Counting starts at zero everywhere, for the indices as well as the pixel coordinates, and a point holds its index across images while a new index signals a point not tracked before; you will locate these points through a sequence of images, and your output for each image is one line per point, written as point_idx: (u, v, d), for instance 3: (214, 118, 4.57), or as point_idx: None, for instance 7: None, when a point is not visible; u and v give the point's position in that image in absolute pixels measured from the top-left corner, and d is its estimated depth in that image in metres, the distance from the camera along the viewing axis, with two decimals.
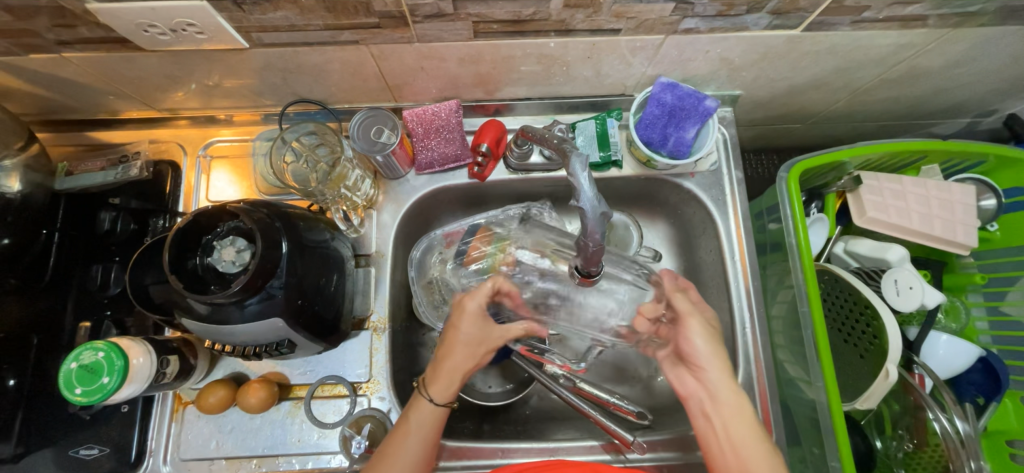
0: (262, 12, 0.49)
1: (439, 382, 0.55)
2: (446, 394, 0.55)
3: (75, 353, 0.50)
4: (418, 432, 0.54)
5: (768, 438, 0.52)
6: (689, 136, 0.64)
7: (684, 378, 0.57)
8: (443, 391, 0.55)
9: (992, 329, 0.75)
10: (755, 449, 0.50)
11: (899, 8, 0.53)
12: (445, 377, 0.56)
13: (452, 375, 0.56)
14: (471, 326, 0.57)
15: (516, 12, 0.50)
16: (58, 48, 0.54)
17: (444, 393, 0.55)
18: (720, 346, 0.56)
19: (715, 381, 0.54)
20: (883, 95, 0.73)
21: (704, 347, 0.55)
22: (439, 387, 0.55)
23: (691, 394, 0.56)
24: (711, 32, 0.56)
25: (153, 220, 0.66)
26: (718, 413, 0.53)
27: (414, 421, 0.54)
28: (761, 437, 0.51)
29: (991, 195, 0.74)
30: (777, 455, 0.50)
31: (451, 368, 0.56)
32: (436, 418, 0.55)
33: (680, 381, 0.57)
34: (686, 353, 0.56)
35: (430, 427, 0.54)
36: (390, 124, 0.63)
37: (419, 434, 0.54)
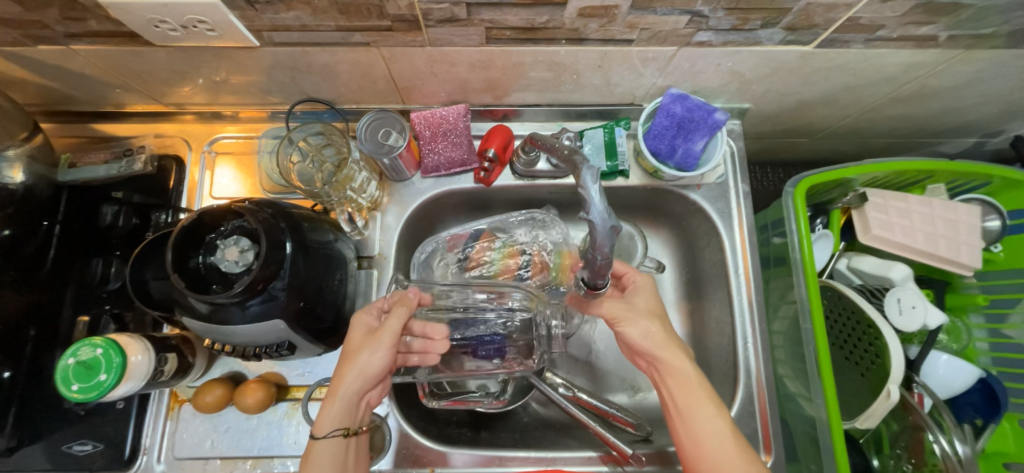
0: (274, 11, 0.48)
1: (327, 408, 0.52)
2: (332, 422, 0.51)
3: (74, 348, 0.50)
4: (320, 467, 0.50)
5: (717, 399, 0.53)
6: (697, 148, 0.64)
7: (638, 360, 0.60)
8: (324, 423, 0.51)
9: (993, 350, 0.75)
10: (704, 412, 0.52)
11: (914, 28, 0.53)
12: (330, 404, 0.52)
13: (337, 397, 0.52)
14: (351, 343, 0.54)
15: (530, 19, 0.50)
16: (67, 40, 0.53)
17: (334, 417, 0.51)
18: (657, 320, 0.58)
19: (662, 353, 0.56)
20: (891, 113, 0.73)
21: (636, 328, 0.57)
22: (325, 414, 0.51)
23: (648, 368, 0.59)
24: (724, 46, 0.55)
25: (154, 214, 0.66)
26: (666, 385, 0.56)
27: (312, 455, 0.50)
28: (703, 396, 0.53)
29: (995, 216, 0.74)
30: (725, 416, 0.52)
31: (331, 390, 0.52)
32: (334, 448, 0.51)
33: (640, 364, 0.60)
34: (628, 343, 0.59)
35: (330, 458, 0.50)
36: (398, 127, 0.63)
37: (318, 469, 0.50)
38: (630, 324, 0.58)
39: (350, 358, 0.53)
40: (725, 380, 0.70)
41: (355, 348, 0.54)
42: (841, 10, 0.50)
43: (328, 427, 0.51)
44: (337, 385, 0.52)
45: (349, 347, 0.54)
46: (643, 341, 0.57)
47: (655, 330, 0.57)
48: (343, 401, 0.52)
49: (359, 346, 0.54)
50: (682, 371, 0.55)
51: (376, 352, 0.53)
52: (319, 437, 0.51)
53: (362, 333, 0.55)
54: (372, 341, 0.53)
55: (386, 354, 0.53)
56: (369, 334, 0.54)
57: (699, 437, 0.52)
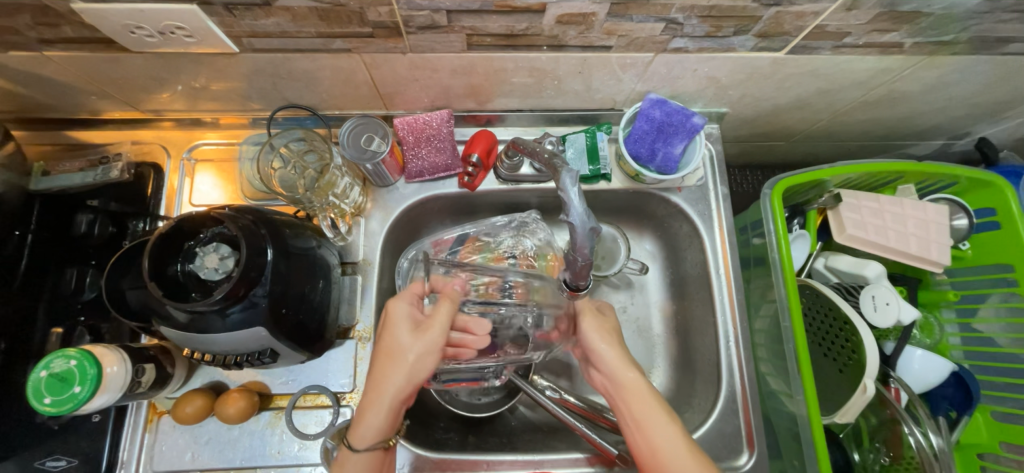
0: (254, 18, 0.48)
1: (370, 413, 0.51)
2: (370, 435, 0.51)
3: (46, 360, 0.48)
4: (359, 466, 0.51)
5: (672, 411, 0.53)
6: (676, 152, 0.65)
7: (594, 374, 0.60)
8: (364, 431, 0.51)
9: (965, 344, 0.77)
10: (661, 431, 0.51)
11: (878, 35, 0.55)
12: (368, 414, 0.51)
13: (378, 404, 0.51)
14: (395, 343, 0.52)
15: (509, 26, 0.51)
16: (40, 46, 0.52)
17: (374, 427, 0.51)
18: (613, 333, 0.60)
19: (617, 369, 0.56)
20: (861, 116, 0.75)
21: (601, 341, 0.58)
22: (367, 420, 0.51)
23: (601, 384, 0.59)
24: (699, 52, 0.57)
25: (131, 223, 0.65)
26: (622, 399, 0.55)
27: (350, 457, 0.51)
28: (658, 410, 0.53)
29: (963, 215, 0.76)
30: (677, 424, 0.52)
31: (377, 396, 0.51)
32: (372, 458, 0.51)
33: (595, 378, 0.60)
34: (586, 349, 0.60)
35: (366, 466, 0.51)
36: (381, 132, 0.63)
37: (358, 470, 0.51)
38: (590, 330, 0.59)
39: (396, 361, 0.51)
40: (709, 380, 0.71)
41: (400, 350, 0.52)
42: (809, 18, 0.51)
43: (372, 433, 0.51)
44: (384, 391, 0.51)
45: (393, 349, 0.52)
46: (603, 355, 0.58)
47: (611, 349, 0.58)
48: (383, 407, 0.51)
49: (406, 346, 0.52)
50: (638, 390, 0.54)
51: (428, 356, 0.52)
52: (360, 441, 0.51)
53: (407, 331, 0.53)
54: (419, 347, 0.52)
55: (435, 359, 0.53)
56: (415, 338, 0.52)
57: (658, 446, 0.50)
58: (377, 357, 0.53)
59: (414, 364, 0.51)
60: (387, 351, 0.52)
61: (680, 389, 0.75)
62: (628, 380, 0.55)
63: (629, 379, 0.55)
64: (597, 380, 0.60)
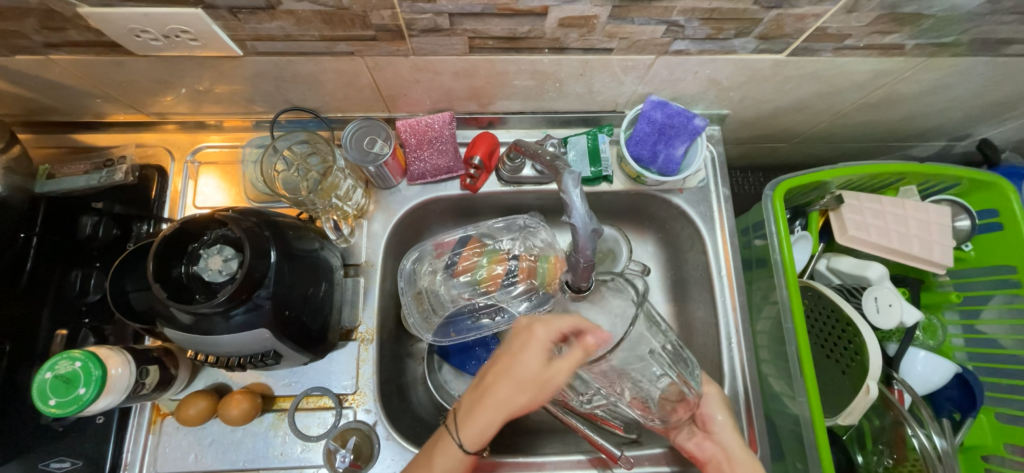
0: (258, 21, 0.49)
1: (481, 417, 0.48)
2: (476, 441, 0.49)
3: (51, 362, 0.49)
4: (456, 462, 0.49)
5: None
6: (678, 154, 0.65)
7: (701, 441, 0.60)
8: (474, 431, 0.49)
9: (968, 346, 0.77)
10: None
11: (879, 37, 0.55)
12: (479, 421, 0.49)
13: (492, 414, 0.49)
14: (524, 368, 0.50)
15: (511, 29, 0.51)
16: (46, 50, 0.53)
17: (482, 432, 0.49)
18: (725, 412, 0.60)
19: (728, 439, 0.58)
20: (862, 118, 0.75)
21: (722, 413, 0.59)
22: (474, 423, 0.48)
23: (707, 456, 0.59)
24: (700, 54, 0.57)
25: (136, 225, 0.65)
26: (732, 471, 0.57)
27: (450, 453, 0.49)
28: None
29: (965, 215, 0.77)
30: None
31: (496, 407, 0.49)
32: (462, 464, 0.49)
33: (700, 447, 0.60)
34: (703, 417, 0.60)
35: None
36: (383, 134, 0.63)
37: (450, 468, 0.49)
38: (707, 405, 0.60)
39: (535, 384, 0.49)
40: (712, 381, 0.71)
41: (530, 376, 0.49)
42: (811, 20, 0.52)
43: (474, 440, 0.49)
44: (503, 400, 0.49)
45: (527, 366, 0.49)
46: (720, 428, 0.59)
47: (728, 424, 0.59)
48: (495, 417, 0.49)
49: (541, 376, 0.50)
50: (755, 471, 0.56)
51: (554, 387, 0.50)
52: (463, 439, 0.49)
53: (540, 359, 0.50)
54: (549, 381, 0.50)
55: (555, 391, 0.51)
56: (545, 370, 0.50)
57: None
58: (506, 369, 0.50)
59: (533, 394, 0.49)
60: (513, 375, 0.49)
61: None
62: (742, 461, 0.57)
63: (740, 453, 0.57)
64: (695, 447, 0.60)
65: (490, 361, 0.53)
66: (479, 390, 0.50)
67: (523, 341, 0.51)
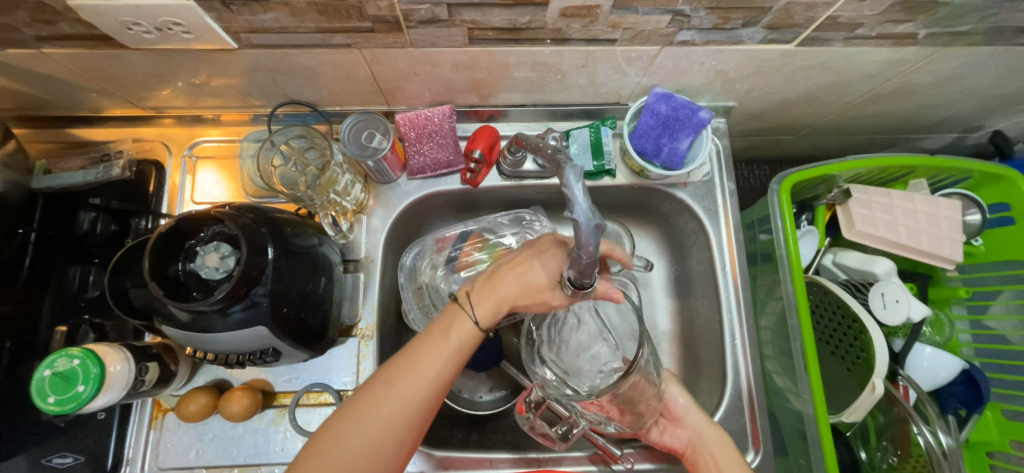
0: (252, 13, 0.48)
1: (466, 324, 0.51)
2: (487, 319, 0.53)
3: (49, 360, 0.49)
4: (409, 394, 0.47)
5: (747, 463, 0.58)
6: (683, 147, 0.64)
7: (671, 430, 0.62)
8: (489, 309, 0.53)
9: (975, 342, 0.76)
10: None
11: (892, 26, 0.54)
12: (492, 300, 0.53)
13: (500, 298, 0.53)
14: (536, 267, 0.54)
15: (512, 20, 0.50)
16: (37, 43, 0.52)
17: (490, 311, 0.53)
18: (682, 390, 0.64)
19: (694, 421, 0.61)
20: (871, 109, 0.74)
21: (683, 398, 0.63)
22: (485, 305, 0.52)
23: (680, 442, 0.61)
24: (707, 44, 0.56)
25: (134, 221, 0.65)
26: (706, 450, 0.59)
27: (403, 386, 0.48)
28: (731, 456, 0.58)
29: (976, 209, 0.75)
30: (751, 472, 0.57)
31: (508, 292, 0.53)
32: (470, 337, 0.52)
33: (674, 437, 0.62)
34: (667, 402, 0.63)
35: (465, 345, 0.51)
36: (382, 128, 0.62)
37: (457, 338, 0.51)
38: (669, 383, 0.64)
39: (541, 287, 0.53)
40: (714, 377, 0.70)
41: (540, 274, 0.54)
42: (821, 9, 0.50)
43: (428, 376, 0.48)
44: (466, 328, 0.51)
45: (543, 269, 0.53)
46: (685, 414, 0.62)
47: (690, 406, 0.62)
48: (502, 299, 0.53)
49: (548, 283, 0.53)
50: (723, 447, 0.59)
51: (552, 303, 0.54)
52: (475, 319, 0.52)
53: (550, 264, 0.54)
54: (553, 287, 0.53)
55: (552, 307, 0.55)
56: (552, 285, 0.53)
57: None
58: (519, 264, 0.55)
59: (538, 293, 0.53)
60: (527, 273, 0.54)
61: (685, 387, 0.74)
62: (709, 437, 0.60)
63: (709, 432, 0.60)
64: (669, 438, 0.62)
65: (501, 261, 0.57)
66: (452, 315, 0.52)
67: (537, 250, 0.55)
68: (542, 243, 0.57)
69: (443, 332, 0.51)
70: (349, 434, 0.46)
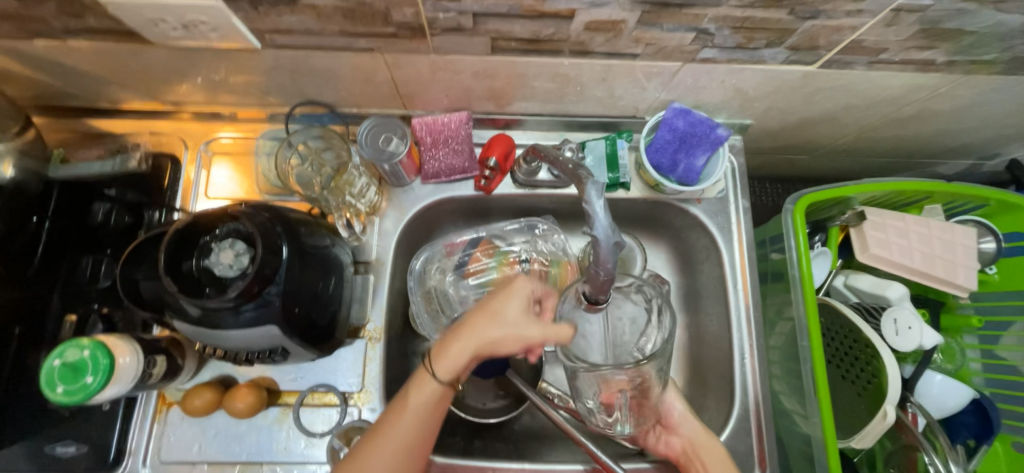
0: (278, 14, 0.48)
1: (428, 389, 0.51)
2: (452, 371, 0.52)
3: (60, 349, 0.49)
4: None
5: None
6: (699, 163, 0.64)
7: (667, 439, 0.62)
8: (450, 365, 0.52)
9: (986, 371, 0.75)
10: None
11: (916, 52, 0.53)
12: (455, 351, 0.52)
13: (462, 348, 0.52)
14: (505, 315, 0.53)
15: (535, 31, 0.50)
16: (64, 35, 0.52)
17: (456, 358, 0.52)
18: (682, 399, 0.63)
19: (688, 430, 0.61)
20: (890, 132, 0.73)
21: (681, 407, 0.62)
22: (446, 364, 0.52)
23: (676, 450, 0.62)
24: (729, 63, 0.55)
25: (147, 213, 0.65)
26: (699, 459, 0.59)
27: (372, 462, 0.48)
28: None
29: (991, 237, 0.74)
30: None
31: (470, 340, 0.52)
32: (436, 396, 0.51)
33: (668, 445, 0.62)
34: (665, 413, 0.62)
35: (429, 409, 0.51)
36: (399, 132, 0.62)
37: (424, 401, 0.51)
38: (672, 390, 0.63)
39: (496, 318, 0.52)
40: (721, 395, 0.69)
41: (511, 322, 0.52)
42: (846, 32, 0.50)
43: (398, 446, 0.49)
44: (428, 400, 0.51)
45: (509, 314, 0.53)
46: (681, 423, 0.61)
47: (684, 411, 0.62)
48: (463, 348, 0.52)
49: (512, 318, 0.52)
50: (718, 457, 0.58)
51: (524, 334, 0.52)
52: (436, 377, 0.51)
53: (519, 308, 0.53)
54: (524, 332, 0.52)
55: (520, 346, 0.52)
56: (523, 321, 0.53)
57: None
58: (486, 312, 0.53)
59: (509, 341, 0.52)
60: (495, 327, 0.52)
61: (691, 404, 0.73)
62: (706, 436, 0.60)
63: (707, 436, 0.60)
64: (663, 446, 0.62)
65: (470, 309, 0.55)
66: (415, 381, 0.52)
67: (504, 291, 0.54)
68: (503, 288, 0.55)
69: (408, 400, 0.51)
70: None
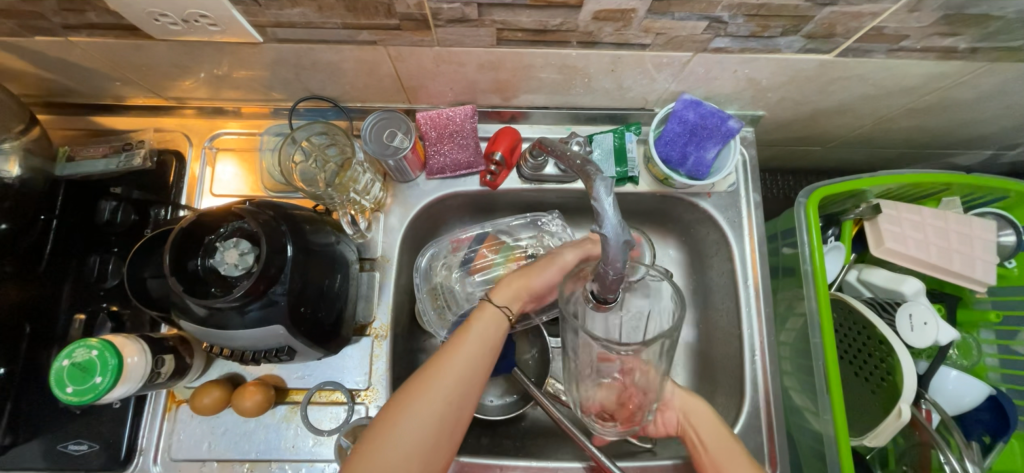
0: (279, 8, 0.47)
1: (488, 315, 0.57)
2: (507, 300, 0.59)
3: (68, 349, 0.49)
4: (444, 390, 0.50)
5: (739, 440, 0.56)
6: (709, 156, 0.63)
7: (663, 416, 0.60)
8: (508, 293, 0.59)
9: (1003, 367, 0.74)
10: (728, 449, 0.55)
11: (939, 39, 0.51)
12: (513, 287, 0.60)
13: (517, 285, 0.60)
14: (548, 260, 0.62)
15: (542, 21, 0.48)
16: (65, 32, 0.52)
17: (510, 292, 0.59)
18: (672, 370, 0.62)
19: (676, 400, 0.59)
20: (907, 123, 0.71)
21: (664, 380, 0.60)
22: (504, 293, 0.59)
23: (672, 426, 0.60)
24: (742, 52, 0.54)
25: (153, 211, 0.65)
26: (695, 429, 0.58)
27: (437, 380, 0.51)
28: (728, 438, 0.56)
29: (1011, 230, 0.73)
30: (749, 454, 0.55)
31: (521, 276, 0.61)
32: (495, 322, 0.57)
33: (663, 422, 0.61)
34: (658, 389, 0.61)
35: (489, 332, 0.56)
36: (404, 127, 0.61)
37: (485, 325, 0.56)
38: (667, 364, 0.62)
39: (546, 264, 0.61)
40: (731, 391, 0.68)
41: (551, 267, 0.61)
42: (866, 19, 0.48)
43: (462, 364, 0.52)
44: (489, 326, 0.56)
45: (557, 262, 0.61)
46: (672, 398, 0.60)
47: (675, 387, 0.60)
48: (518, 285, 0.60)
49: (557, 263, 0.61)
50: (709, 419, 0.57)
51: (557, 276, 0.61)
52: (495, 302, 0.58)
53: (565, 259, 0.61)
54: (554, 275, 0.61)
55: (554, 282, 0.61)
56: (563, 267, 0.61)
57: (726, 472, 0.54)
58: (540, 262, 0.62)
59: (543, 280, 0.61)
60: (539, 271, 0.61)
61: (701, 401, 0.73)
62: (693, 402, 0.59)
63: (694, 404, 0.58)
64: (661, 426, 0.61)
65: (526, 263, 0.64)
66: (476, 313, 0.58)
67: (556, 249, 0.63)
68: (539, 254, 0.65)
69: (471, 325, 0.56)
70: (402, 421, 0.48)
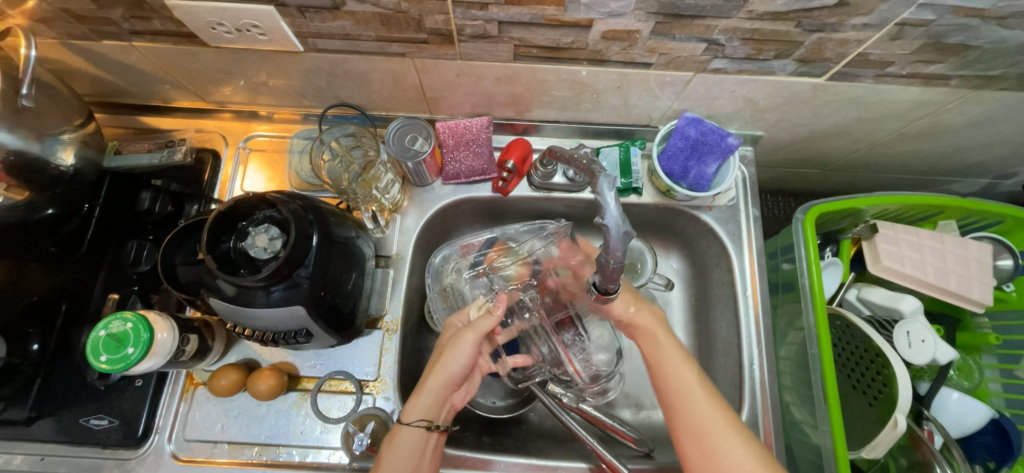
0: (322, 20, 0.53)
1: (409, 435, 0.56)
2: (422, 412, 0.57)
3: (105, 321, 0.52)
4: None
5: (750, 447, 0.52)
6: (710, 171, 0.66)
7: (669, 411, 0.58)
8: (419, 408, 0.57)
9: (1006, 391, 0.74)
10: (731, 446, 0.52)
11: (923, 66, 0.55)
12: (422, 395, 0.57)
13: (427, 393, 0.58)
14: (459, 340, 0.60)
15: (555, 39, 0.54)
16: (130, 37, 0.58)
17: (421, 406, 0.57)
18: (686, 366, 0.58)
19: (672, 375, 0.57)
20: (902, 148, 0.74)
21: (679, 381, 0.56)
22: (415, 409, 0.57)
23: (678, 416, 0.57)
24: (738, 73, 0.58)
25: (188, 205, 0.70)
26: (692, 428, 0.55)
27: None
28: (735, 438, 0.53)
29: (1008, 255, 0.74)
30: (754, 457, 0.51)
31: (432, 377, 0.59)
32: (419, 439, 0.56)
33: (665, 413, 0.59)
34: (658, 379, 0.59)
35: (416, 448, 0.56)
36: (424, 133, 0.66)
37: (408, 448, 0.55)
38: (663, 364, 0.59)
39: (456, 343, 0.60)
40: (731, 401, 0.69)
41: (454, 354, 0.59)
42: (852, 45, 0.52)
43: None
44: (412, 445, 0.55)
45: (463, 342, 0.60)
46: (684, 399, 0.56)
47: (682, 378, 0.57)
48: (430, 392, 0.58)
49: (450, 346, 0.60)
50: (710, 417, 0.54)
51: (460, 350, 0.60)
52: (414, 422, 0.56)
53: (477, 331, 0.60)
54: (451, 368, 0.59)
55: (466, 354, 0.60)
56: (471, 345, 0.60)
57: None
58: (443, 353, 0.60)
59: (452, 363, 0.59)
60: (447, 356, 0.60)
61: None
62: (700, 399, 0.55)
63: (708, 417, 0.54)
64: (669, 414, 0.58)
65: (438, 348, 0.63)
66: (390, 438, 0.56)
67: (454, 339, 0.60)
68: (456, 324, 0.64)
69: (391, 451, 0.55)
70: None
